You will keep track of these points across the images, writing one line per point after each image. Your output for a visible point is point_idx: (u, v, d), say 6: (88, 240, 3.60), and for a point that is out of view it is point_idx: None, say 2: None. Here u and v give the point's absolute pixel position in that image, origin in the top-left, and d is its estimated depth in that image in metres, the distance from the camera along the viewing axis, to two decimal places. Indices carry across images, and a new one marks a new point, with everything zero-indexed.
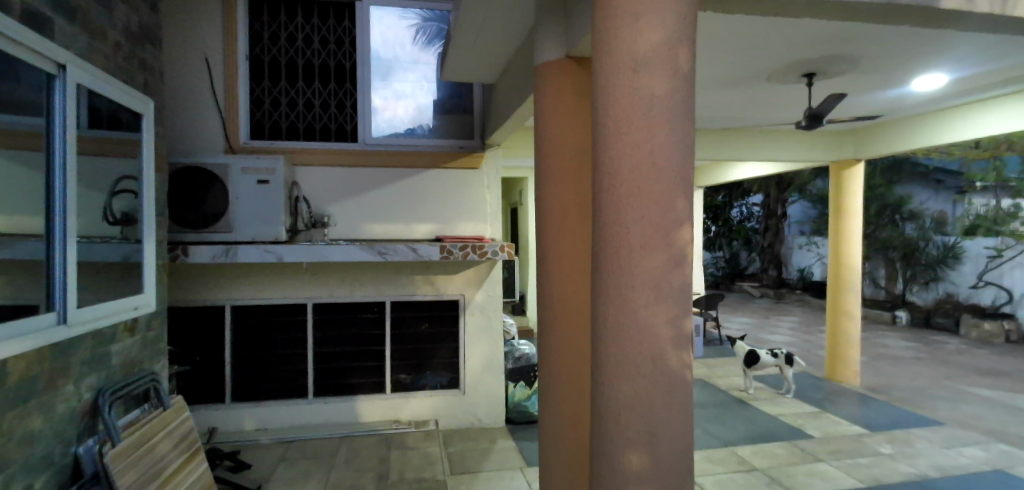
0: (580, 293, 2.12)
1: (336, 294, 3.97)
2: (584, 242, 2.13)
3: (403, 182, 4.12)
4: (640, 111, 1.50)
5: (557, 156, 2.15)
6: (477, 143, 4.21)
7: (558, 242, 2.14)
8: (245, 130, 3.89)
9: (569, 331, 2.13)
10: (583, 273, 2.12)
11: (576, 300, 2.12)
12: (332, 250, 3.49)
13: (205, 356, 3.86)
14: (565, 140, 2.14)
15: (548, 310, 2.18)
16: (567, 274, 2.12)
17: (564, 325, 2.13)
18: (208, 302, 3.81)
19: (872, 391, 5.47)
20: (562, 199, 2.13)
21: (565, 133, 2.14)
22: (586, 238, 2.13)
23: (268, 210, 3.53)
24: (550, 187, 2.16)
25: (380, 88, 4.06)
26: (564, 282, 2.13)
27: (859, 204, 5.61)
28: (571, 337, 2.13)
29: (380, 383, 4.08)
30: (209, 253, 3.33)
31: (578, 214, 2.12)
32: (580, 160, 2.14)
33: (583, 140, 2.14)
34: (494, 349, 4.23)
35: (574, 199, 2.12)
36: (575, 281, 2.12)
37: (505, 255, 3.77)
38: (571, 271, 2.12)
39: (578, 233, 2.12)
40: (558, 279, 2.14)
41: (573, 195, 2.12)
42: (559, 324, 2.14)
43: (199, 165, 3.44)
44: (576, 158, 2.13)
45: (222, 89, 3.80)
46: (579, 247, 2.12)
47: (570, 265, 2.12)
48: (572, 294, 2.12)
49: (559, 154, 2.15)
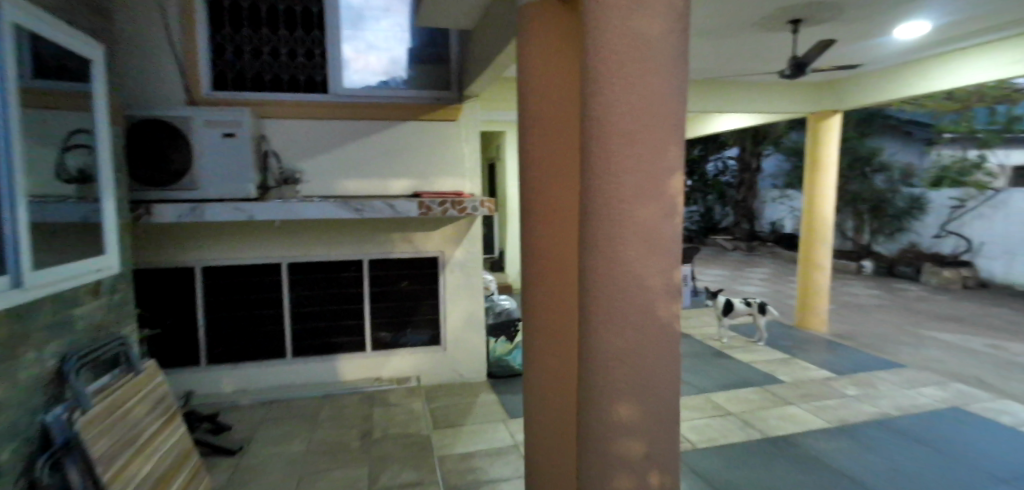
0: (566, 248, 2.09)
1: (312, 253, 3.87)
2: (570, 197, 2.08)
3: (377, 135, 3.95)
4: (632, 54, 1.43)
5: (542, 107, 2.06)
6: (454, 94, 4.01)
7: (541, 197, 2.09)
8: (207, 81, 3.64)
9: (554, 286, 2.11)
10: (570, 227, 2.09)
11: (561, 255, 2.09)
12: (306, 208, 3.35)
13: (177, 318, 3.74)
14: (550, 89, 2.05)
15: (532, 265, 2.15)
16: (553, 228, 2.08)
17: (548, 280, 2.11)
18: (176, 264, 3.66)
19: (839, 337, 5.71)
20: (546, 150, 2.06)
21: (549, 82, 2.05)
22: (572, 192, 2.08)
23: (236, 165, 3.35)
24: (533, 141, 2.09)
25: (351, 37, 3.84)
26: (549, 238, 2.09)
27: (836, 157, 5.65)
28: (556, 293, 2.11)
29: (360, 342, 4.05)
30: (175, 212, 3.16)
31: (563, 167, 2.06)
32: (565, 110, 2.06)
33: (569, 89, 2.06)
34: (475, 305, 4.22)
35: (559, 151, 2.06)
36: (561, 235, 2.09)
37: (485, 210, 3.69)
38: (556, 226, 2.09)
39: (564, 186, 2.07)
40: (541, 234, 2.10)
41: (558, 148, 2.06)
42: (544, 278, 2.12)
43: (159, 118, 3.23)
44: (562, 108, 2.05)
45: (177, 35, 3.52)
46: (564, 202, 2.08)
47: (556, 219, 2.08)
48: (556, 249, 2.09)
49: (544, 104, 2.06)
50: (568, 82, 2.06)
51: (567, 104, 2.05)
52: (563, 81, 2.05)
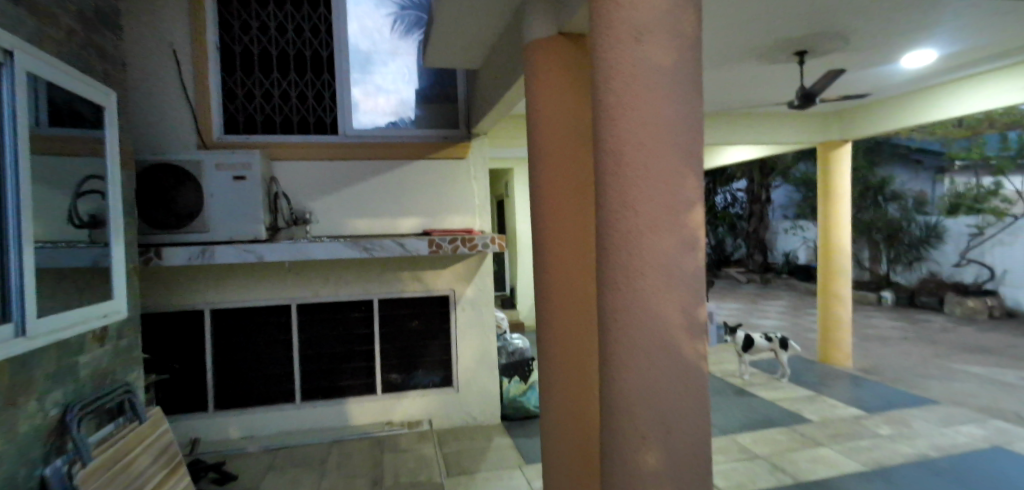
0: (582, 283, 2.03)
1: (321, 294, 3.82)
2: (583, 231, 2.03)
3: (386, 174, 3.96)
4: (644, 84, 1.39)
5: (552, 141, 2.04)
6: (462, 132, 4.08)
7: (554, 232, 2.04)
8: (218, 124, 3.71)
9: (570, 323, 2.03)
10: (585, 261, 2.03)
11: (576, 290, 2.02)
12: (316, 248, 3.33)
13: (184, 363, 3.67)
14: (559, 122, 2.03)
15: (546, 302, 2.08)
16: (567, 263, 2.02)
17: (564, 318, 2.03)
18: (185, 307, 3.62)
19: (865, 372, 5.49)
20: (557, 184, 2.03)
21: (559, 116, 2.03)
22: (586, 225, 2.03)
23: (246, 207, 3.36)
24: (544, 175, 2.06)
25: (360, 80, 3.91)
26: (563, 274, 2.03)
27: (847, 186, 5.59)
28: (572, 329, 2.03)
29: (370, 384, 3.95)
30: (185, 255, 3.16)
31: (576, 200, 2.02)
32: (576, 143, 2.03)
33: (579, 122, 2.04)
34: (487, 343, 4.12)
35: (571, 185, 2.02)
36: (576, 270, 2.03)
37: (496, 247, 3.63)
38: (571, 261, 2.03)
39: (577, 220, 2.02)
40: (555, 270, 2.04)
41: (569, 182, 2.02)
42: (559, 315, 2.04)
43: (169, 161, 3.26)
44: (573, 141, 2.03)
45: (191, 82, 3.61)
46: (578, 236, 2.03)
47: (570, 254, 2.02)
48: (572, 285, 2.02)
49: (554, 137, 2.04)
50: (578, 115, 2.04)
51: (578, 137, 2.03)
52: (573, 114, 2.04)
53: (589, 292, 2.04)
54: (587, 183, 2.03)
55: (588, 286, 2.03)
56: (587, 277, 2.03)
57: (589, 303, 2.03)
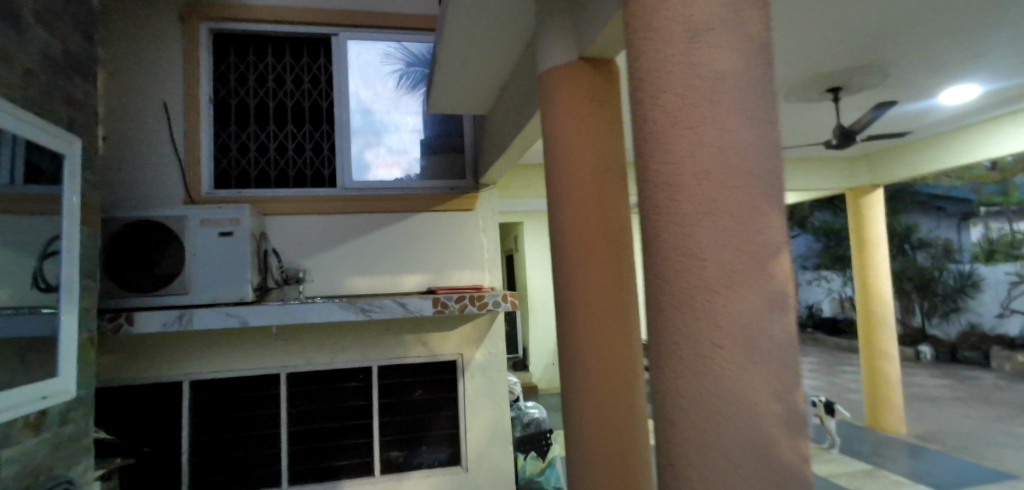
0: (618, 352, 1.66)
1: (314, 362, 3.42)
2: (617, 288, 1.68)
3: (389, 228, 3.66)
4: (703, 97, 1.07)
5: (574, 177, 1.72)
6: (470, 183, 3.82)
7: (581, 289, 1.69)
8: (208, 179, 3.46)
9: (603, 395, 1.65)
10: (621, 324, 1.67)
11: (609, 355, 1.66)
12: (307, 311, 2.98)
13: (155, 445, 3.22)
14: (583, 156, 1.72)
15: (573, 369, 1.71)
16: (596, 322, 1.66)
17: (596, 389, 1.66)
18: (161, 379, 3.23)
19: (923, 439, 4.90)
20: (583, 231, 1.70)
21: (581, 153, 1.72)
22: (618, 275, 1.69)
23: (231, 266, 3.05)
24: (565, 222, 1.74)
25: (361, 130, 3.71)
26: (595, 340, 1.66)
27: (884, 233, 5.22)
28: (606, 403, 1.65)
29: (368, 464, 3.46)
30: (160, 320, 2.82)
31: (607, 250, 1.69)
32: (605, 183, 1.72)
33: (606, 159, 1.73)
34: (500, 414, 3.65)
35: (599, 232, 1.69)
36: (610, 336, 1.66)
37: (509, 305, 3.25)
38: (604, 324, 1.66)
39: (608, 274, 1.68)
40: (583, 330, 1.68)
41: (597, 229, 1.69)
42: (589, 386, 1.67)
43: (148, 220, 2.99)
44: (600, 182, 1.71)
45: (181, 135, 3.40)
46: (610, 295, 1.67)
47: (600, 311, 1.67)
48: (606, 354, 1.66)
49: (577, 178, 1.72)
50: (605, 152, 1.73)
51: (604, 172, 1.72)
52: (598, 151, 1.73)
53: (627, 363, 1.67)
54: (619, 229, 1.71)
55: (626, 354, 1.67)
56: (625, 344, 1.67)
57: (628, 376, 1.66)
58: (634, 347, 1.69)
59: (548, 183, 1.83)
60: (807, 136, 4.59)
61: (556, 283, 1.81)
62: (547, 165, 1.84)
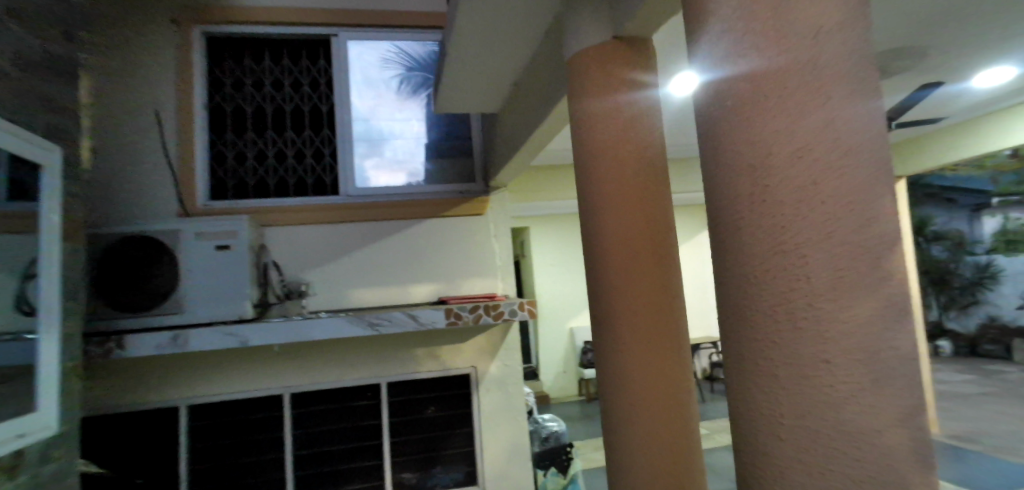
0: (667, 367, 1.47)
1: (320, 381, 3.22)
2: (663, 295, 1.49)
3: (395, 237, 3.46)
4: (795, 61, 0.88)
5: (612, 171, 1.54)
6: (480, 186, 3.62)
7: (623, 297, 1.50)
8: (204, 190, 3.26)
9: (652, 415, 1.45)
10: (670, 336, 1.48)
11: (657, 369, 1.46)
12: (312, 327, 2.78)
13: (150, 476, 3.00)
14: (621, 147, 1.54)
15: (616, 385, 1.52)
16: (642, 333, 1.47)
17: (644, 408, 1.46)
18: (158, 405, 3.02)
19: (959, 440, 4.70)
20: (623, 233, 1.51)
21: (618, 145, 1.54)
22: (665, 280, 1.49)
23: (229, 282, 2.85)
24: (604, 221, 1.55)
25: (363, 135, 3.53)
26: (641, 354, 1.47)
27: (907, 225, 5.05)
28: (655, 424, 1.45)
29: (379, 488, 3.26)
30: (154, 342, 2.63)
31: (650, 254, 1.49)
32: (645, 178, 1.53)
33: (646, 152, 1.54)
34: (517, 430, 3.44)
35: (642, 233, 1.50)
36: (658, 350, 1.47)
37: (526, 313, 3.05)
38: (650, 337, 1.47)
39: (652, 281, 1.49)
40: (626, 342, 1.49)
41: (639, 230, 1.50)
42: (636, 405, 1.47)
43: (139, 234, 2.80)
44: (640, 176, 1.53)
45: (174, 144, 3.21)
46: (656, 303, 1.48)
47: (646, 320, 1.47)
48: (654, 372, 1.46)
49: (615, 173, 1.53)
50: (645, 143, 1.55)
51: (646, 165, 1.53)
52: (639, 142, 1.54)
53: (677, 380, 1.48)
54: (664, 229, 1.52)
55: (676, 368, 1.48)
56: (674, 359, 1.48)
57: (679, 395, 1.47)
58: (684, 361, 1.50)
59: (580, 180, 1.65)
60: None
61: (592, 291, 1.63)
62: (579, 160, 1.66)
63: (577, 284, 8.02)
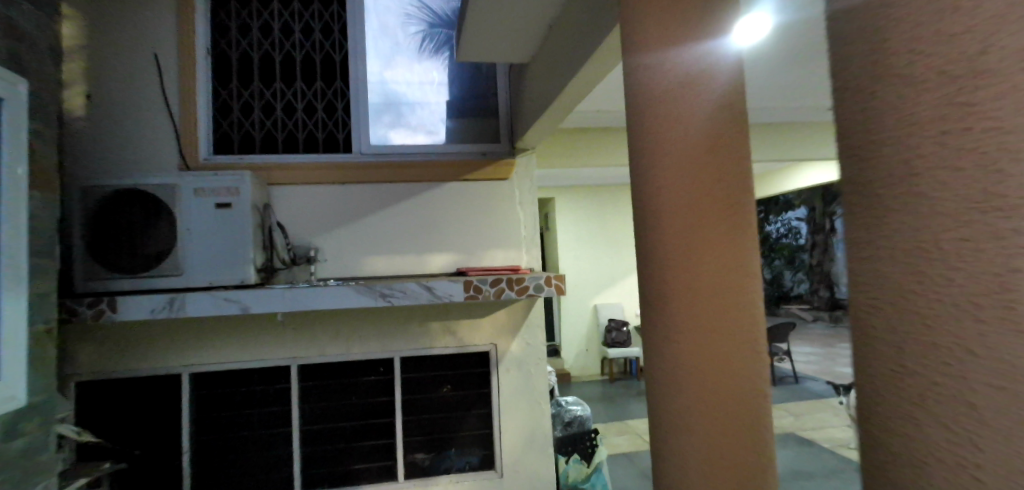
0: (741, 366, 1.16)
1: (329, 353, 3.00)
2: (738, 274, 1.17)
3: (412, 201, 3.17)
4: None
5: (674, 114, 1.23)
6: (505, 148, 3.30)
7: (685, 276, 1.19)
8: (206, 144, 3.01)
9: (716, 420, 1.15)
10: (745, 326, 1.17)
11: (723, 363, 1.16)
12: (319, 296, 2.54)
13: (148, 447, 2.85)
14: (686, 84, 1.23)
15: (668, 380, 1.23)
16: (706, 317, 1.17)
17: (704, 411, 1.16)
18: (158, 372, 2.85)
19: None
20: (689, 193, 1.20)
21: (686, 83, 1.23)
22: (737, 252, 1.18)
23: (230, 243, 2.62)
24: (661, 177, 1.23)
25: (378, 87, 3.24)
26: (707, 348, 1.16)
27: None
28: (719, 432, 1.15)
29: (390, 468, 3.06)
30: (149, 306, 2.41)
31: (723, 221, 1.18)
32: (718, 125, 1.21)
33: (721, 95, 1.23)
34: (538, 414, 3.19)
35: (712, 195, 1.19)
36: (730, 344, 1.16)
37: (553, 289, 2.75)
38: (719, 327, 1.16)
39: (725, 254, 1.17)
40: (684, 327, 1.19)
41: (708, 190, 1.19)
42: (694, 405, 1.18)
43: (133, 188, 2.57)
44: (712, 124, 1.21)
45: (175, 93, 2.95)
46: (730, 284, 1.17)
47: (710, 300, 1.17)
48: (723, 369, 1.16)
49: (680, 119, 1.22)
50: (718, 84, 1.23)
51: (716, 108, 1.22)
52: (710, 82, 1.23)
53: (752, 383, 1.17)
54: (739, 193, 1.20)
55: (752, 368, 1.17)
56: (750, 355, 1.17)
57: (755, 401, 1.16)
58: (761, 358, 1.19)
59: (632, 132, 1.34)
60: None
61: (642, 268, 1.31)
62: (631, 107, 1.34)
63: (602, 259, 7.72)
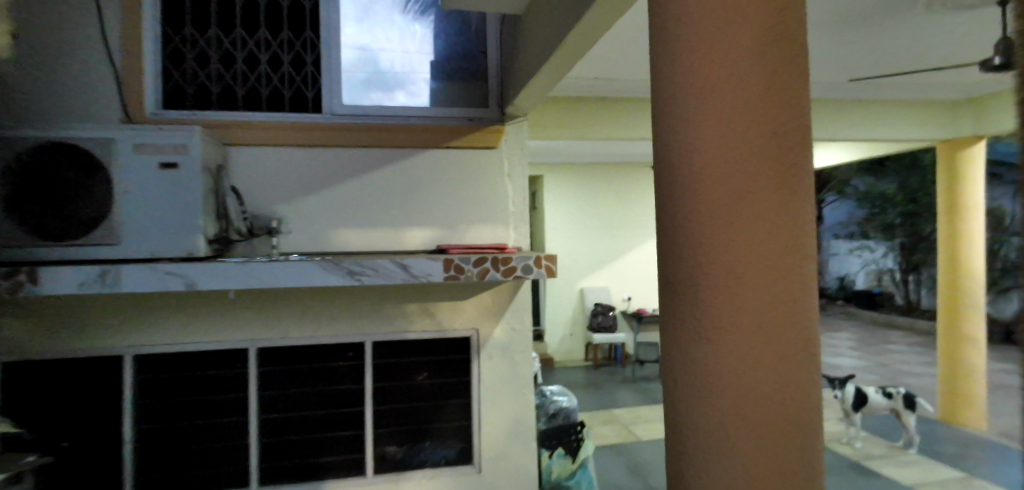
0: (789, 366, 0.94)
1: (293, 336, 2.71)
2: (789, 250, 0.93)
3: (389, 169, 2.85)
4: None
5: (716, 49, 0.96)
6: (493, 114, 2.99)
7: (725, 253, 0.94)
8: (153, 96, 2.65)
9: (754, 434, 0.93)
10: (795, 318, 0.94)
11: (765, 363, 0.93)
12: (277, 272, 2.23)
13: (78, 438, 2.54)
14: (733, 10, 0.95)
15: (693, 382, 0.98)
16: (746, 306, 0.93)
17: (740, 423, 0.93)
18: (95, 353, 2.53)
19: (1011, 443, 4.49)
20: (734, 149, 0.94)
21: (735, 7, 0.95)
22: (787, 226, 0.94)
23: (176, 209, 2.30)
24: (695, 128, 0.97)
25: (353, 40, 2.89)
26: (749, 343, 0.93)
27: (982, 196, 4.89)
28: (759, 450, 0.93)
29: (359, 461, 2.80)
30: (76, 278, 2.07)
31: (774, 187, 0.94)
32: (773, 65, 0.95)
33: (777, 23, 0.96)
34: (521, 406, 2.95)
35: (763, 152, 0.94)
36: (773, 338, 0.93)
37: (543, 271, 2.47)
38: (765, 317, 0.93)
39: (775, 228, 0.93)
40: (719, 321, 0.94)
41: (759, 147, 0.94)
42: (728, 415, 0.94)
43: (58, 141, 2.20)
44: (767, 61, 0.95)
45: (115, 34, 2.55)
46: (780, 264, 0.93)
47: (755, 286, 0.92)
48: (768, 369, 0.93)
49: (725, 54, 0.95)
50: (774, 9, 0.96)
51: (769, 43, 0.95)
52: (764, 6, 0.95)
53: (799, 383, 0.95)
54: (793, 151, 0.95)
55: (800, 366, 0.94)
56: (800, 352, 0.94)
57: (802, 406, 0.94)
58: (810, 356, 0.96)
59: (657, 74, 1.07)
60: (901, 62, 3.76)
61: (662, 244, 1.05)
62: (658, 42, 1.06)
63: (591, 241, 7.50)
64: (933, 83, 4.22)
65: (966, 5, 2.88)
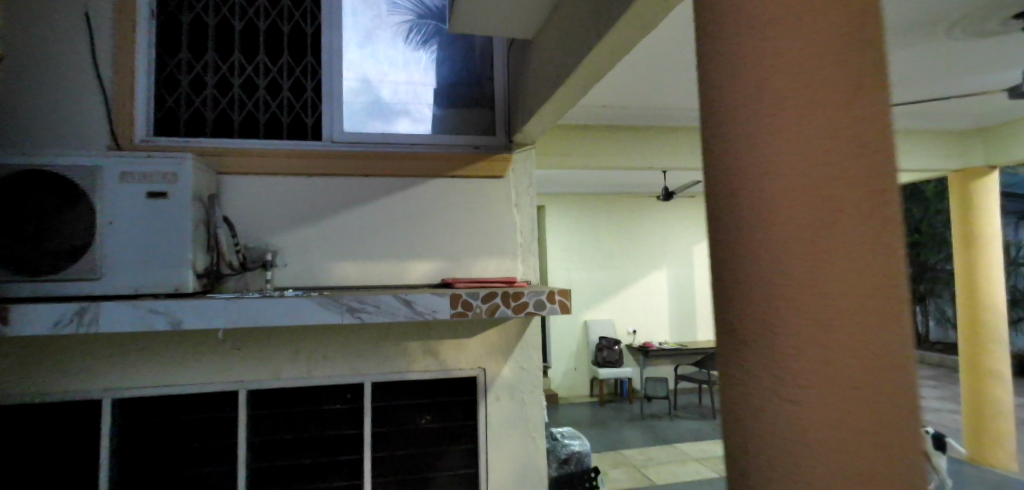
0: (885, 426, 0.78)
1: (285, 377, 2.51)
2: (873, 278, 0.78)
3: (391, 198, 2.71)
4: None
5: (781, 50, 0.84)
6: (500, 141, 2.88)
7: (798, 284, 0.79)
8: (145, 122, 2.52)
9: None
10: (890, 367, 0.78)
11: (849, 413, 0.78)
12: (270, 309, 2.06)
13: None
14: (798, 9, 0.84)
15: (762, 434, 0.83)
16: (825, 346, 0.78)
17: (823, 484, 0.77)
18: (72, 397, 2.33)
19: None
20: (805, 164, 0.81)
21: (800, 8, 0.84)
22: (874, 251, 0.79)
23: (163, 241, 2.14)
24: (757, 140, 0.84)
25: (354, 65, 2.81)
26: (832, 393, 0.78)
27: (998, 226, 4.83)
28: None
29: None
30: (51, 316, 1.89)
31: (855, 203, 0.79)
32: (847, 66, 0.83)
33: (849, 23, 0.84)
34: (531, 452, 2.73)
35: (843, 172, 0.80)
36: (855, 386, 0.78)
37: (557, 307, 2.32)
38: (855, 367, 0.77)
39: (858, 252, 0.78)
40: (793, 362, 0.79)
41: (834, 158, 0.80)
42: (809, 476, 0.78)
43: (39, 169, 2.05)
44: (840, 69, 0.83)
45: (108, 59, 2.45)
46: (870, 303, 0.78)
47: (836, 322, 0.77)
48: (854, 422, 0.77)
49: (792, 62, 0.83)
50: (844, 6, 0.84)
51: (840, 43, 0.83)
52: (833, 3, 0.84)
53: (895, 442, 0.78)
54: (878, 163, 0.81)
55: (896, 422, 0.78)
56: (894, 401, 0.78)
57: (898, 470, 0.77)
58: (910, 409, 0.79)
59: (706, 86, 0.94)
60: (916, 90, 3.71)
61: (717, 278, 0.91)
62: (707, 51, 0.94)
63: (595, 271, 7.35)
64: (944, 110, 4.17)
65: (983, 32, 2.83)
